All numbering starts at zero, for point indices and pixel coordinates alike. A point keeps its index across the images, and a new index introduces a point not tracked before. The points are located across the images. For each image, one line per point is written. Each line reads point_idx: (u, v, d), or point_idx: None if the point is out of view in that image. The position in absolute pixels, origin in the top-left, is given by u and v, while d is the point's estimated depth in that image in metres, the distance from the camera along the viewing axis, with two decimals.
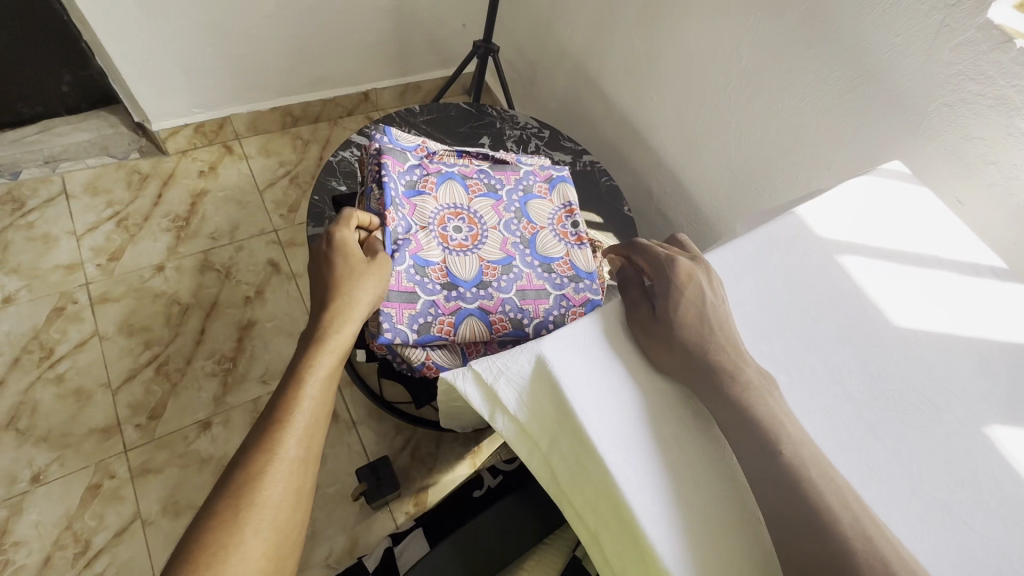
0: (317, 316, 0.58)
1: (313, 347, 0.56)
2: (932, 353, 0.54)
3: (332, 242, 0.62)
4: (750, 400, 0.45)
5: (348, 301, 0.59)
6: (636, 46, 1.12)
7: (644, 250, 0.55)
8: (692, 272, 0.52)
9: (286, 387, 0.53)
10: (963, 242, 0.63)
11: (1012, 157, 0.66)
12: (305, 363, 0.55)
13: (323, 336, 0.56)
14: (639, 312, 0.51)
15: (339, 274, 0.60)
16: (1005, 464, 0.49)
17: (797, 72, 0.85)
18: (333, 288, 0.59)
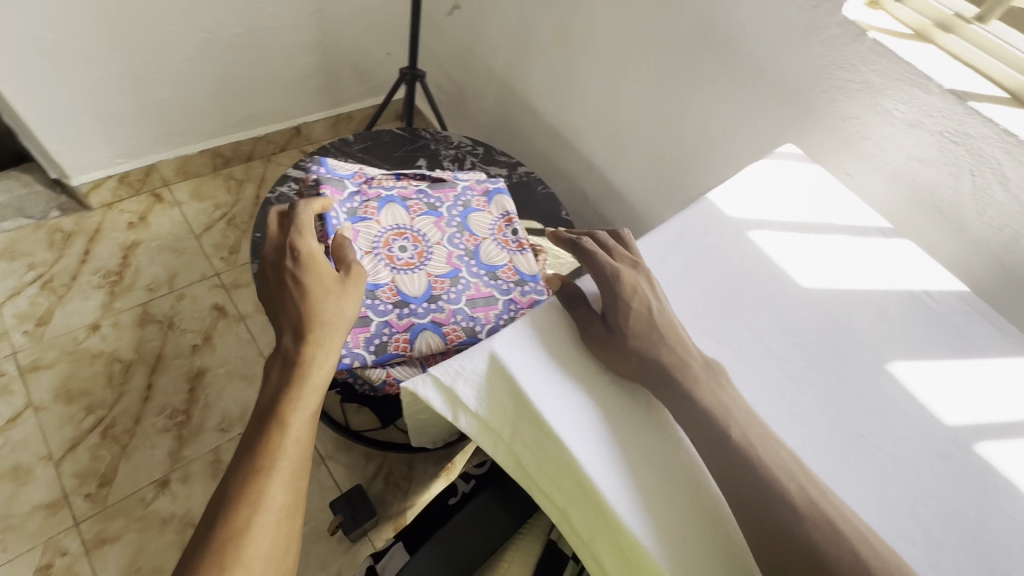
0: (293, 344, 0.57)
1: (294, 385, 0.55)
2: (837, 307, 0.61)
3: (301, 258, 0.61)
4: (698, 391, 0.48)
5: (325, 326, 0.58)
6: (554, 62, 1.20)
7: (588, 261, 0.55)
8: (635, 283, 0.54)
9: (269, 429, 0.52)
10: (854, 210, 0.71)
11: (882, 131, 0.77)
12: (287, 403, 0.54)
13: (302, 370, 0.56)
14: (594, 335, 0.52)
15: (314, 295, 0.60)
16: (906, 393, 0.56)
17: (698, 74, 0.94)
18: (310, 317, 0.58)
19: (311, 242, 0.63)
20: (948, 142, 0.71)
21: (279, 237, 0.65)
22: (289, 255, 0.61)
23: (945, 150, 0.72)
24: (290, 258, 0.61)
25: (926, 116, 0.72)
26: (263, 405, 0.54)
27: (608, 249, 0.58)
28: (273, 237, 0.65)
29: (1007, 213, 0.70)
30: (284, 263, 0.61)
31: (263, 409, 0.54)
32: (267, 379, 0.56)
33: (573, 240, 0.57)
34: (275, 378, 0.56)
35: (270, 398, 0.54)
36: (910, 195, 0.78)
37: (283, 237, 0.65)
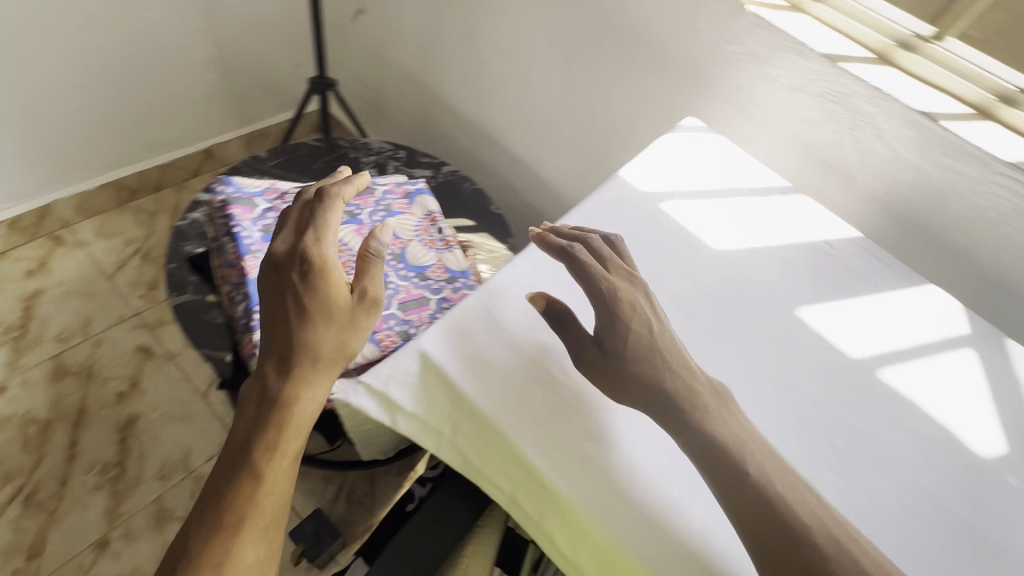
0: (281, 377, 0.52)
1: (272, 430, 0.51)
2: (748, 264, 0.65)
3: (313, 268, 0.55)
4: (708, 422, 0.45)
5: (321, 361, 0.53)
6: (465, 59, 1.20)
7: (583, 272, 0.51)
8: (634, 297, 0.50)
9: (241, 479, 0.49)
10: (754, 173, 0.76)
11: (771, 97, 0.82)
12: (262, 453, 0.50)
13: (286, 409, 0.51)
14: (591, 360, 0.48)
15: (316, 321, 0.53)
16: (815, 335, 0.61)
17: (602, 58, 0.97)
18: (300, 352, 0.53)
19: (327, 253, 0.56)
20: (830, 102, 0.78)
21: (294, 234, 0.59)
22: (299, 264, 0.55)
23: (827, 110, 0.79)
24: (298, 267, 0.55)
25: (807, 80, 0.78)
26: (235, 444, 0.51)
27: (603, 258, 0.53)
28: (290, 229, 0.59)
29: (886, 162, 0.77)
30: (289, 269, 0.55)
31: (235, 450, 0.51)
32: (245, 412, 0.52)
33: (564, 248, 0.52)
34: (251, 414, 0.52)
35: (244, 436, 0.51)
36: (803, 155, 0.84)
37: (296, 234, 0.59)
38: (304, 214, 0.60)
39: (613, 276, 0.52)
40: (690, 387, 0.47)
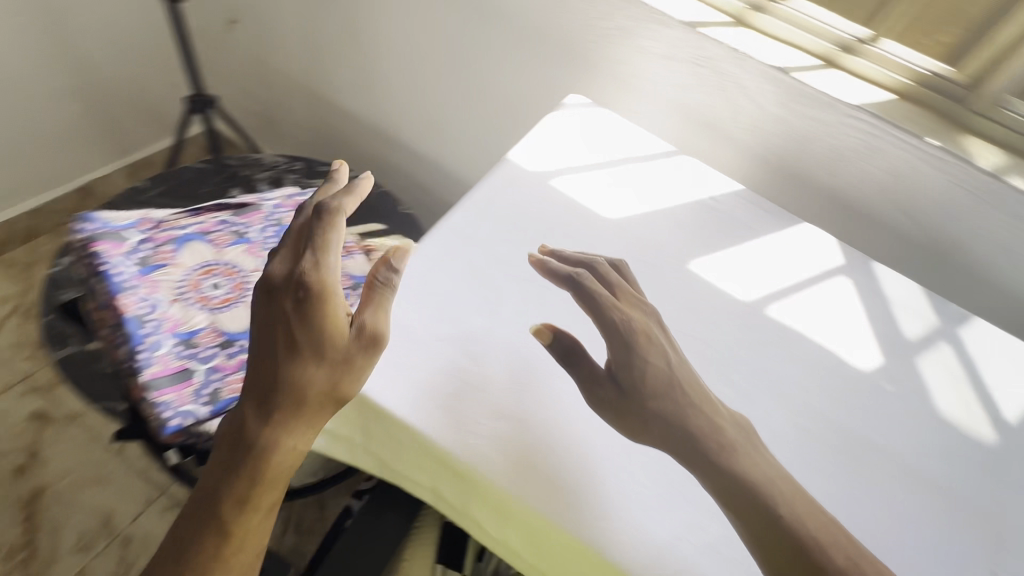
0: (264, 422, 0.45)
1: (246, 480, 0.45)
2: (641, 228, 0.69)
3: (309, 294, 0.45)
4: (738, 460, 0.46)
5: (306, 407, 0.45)
6: (351, 60, 1.17)
7: (593, 301, 0.52)
8: (648, 329, 0.52)
9: (207, 531, 0.45)
10: (641, 140, 0.79)
11: (647, 67, 0.86)
12: (231, 503, 0.45)
13: (267, 459, 0.45)
14: (601, 392, 0.48)
15: (304, 360, 0.45)
16: (708, 285, 0.65)
17: (485, 46, 0.97)
18: (282, 393, 0.45)
19: (327, 279, 0.46)
20: (699, 67, 0.83)
21: (291, 245, 0.49)
22: (293, 288, 0.45)
23: (698, 74, 0.84)
24: (291, 293, 0.46)
25: (675, 48, 0.82)
26: (205, 489, 0.46)
27: (611, 284, 0.55)
28: (290, 237, 0.50)
29: (755, 116, 0.83)
30: (279, 294, 0.46)
31: (205, 500, 0.45)
32: (218, 452, 0.46)
33: (571, 274, 0.54)
34: (225, 457, 0.45)
35: (216, 480, 0.45)
36: (684, 119, 0.89)
37: (293, 246, 0.49)
38: (308, 223, 0.50)
39: (625, 307, 0.53)
40: (707, 417, 0.48)
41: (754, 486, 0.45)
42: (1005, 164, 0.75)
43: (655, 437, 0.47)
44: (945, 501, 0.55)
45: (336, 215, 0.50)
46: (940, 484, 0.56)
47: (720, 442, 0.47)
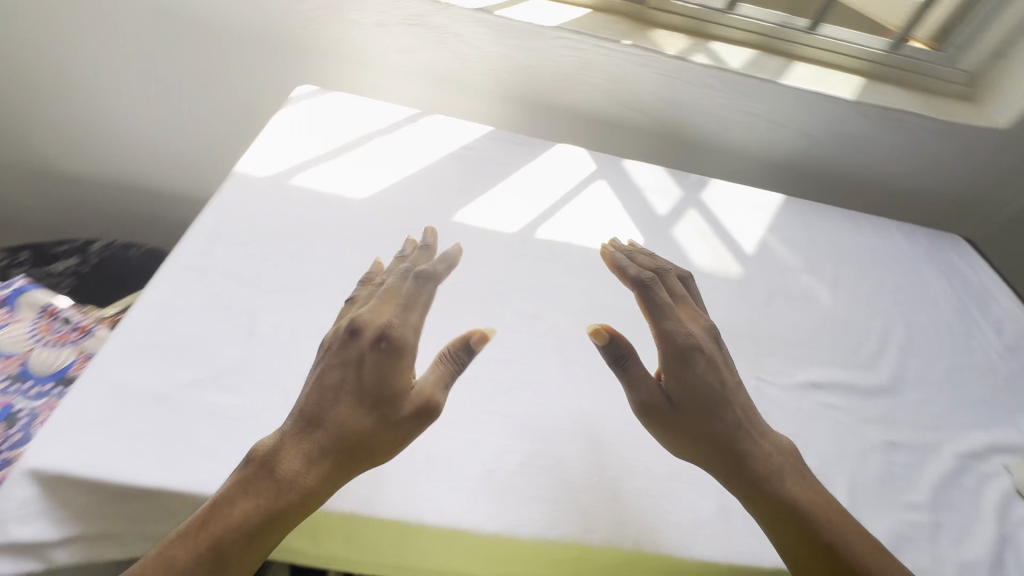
0: (296, 459, 0.40)
1: (260, 505, 0.38)
2: (399, 197, 0.69)
3: (392, 345, 0.43)
4: (786, 478, 0.46)
5: (346, 456, 0.41)
6: (39, 117, 0.97)
7: (650, 301, 0.51)
8: (704, 342, 0.50)
9: (187, 547, 0.37)
10: (378, 115, 0.80)
11: (366, 41, 0.86)
12: (228, 528, 0.37)
13: (282, 500, 0.39)
14: (647, 396, 0.47)
15: (363, 405, 0.41)
16: (476, 228, 0.68)
17: (196, 58, 0.89)
18: (334, 428, 0.41)
19: (403, 337, 0.44)
20: (412, 26, 0.83)
21: (378, 293, 0.48)
22: (374, 335, 0.44)
23: (415, 34, 0.84)
24: (373, 339, 0.43)
25: (384, 14, 0.83)
26: (185, 528, 0.37)
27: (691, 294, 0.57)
28: (375, 288, 0.50)
29: (482, 60, 0.87)
30: (352, 339, 0.44)
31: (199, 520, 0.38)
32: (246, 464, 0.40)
33: (655, 271, 0.55)
34: (231, 486, 0.39)
35: (209, 510, 0.38)
36: (423, 81, 0.90)
37: (379, 295, 0.48)
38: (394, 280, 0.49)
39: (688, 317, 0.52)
40: (756, 439, 0.47)
41: (796, 501, 0.45)
42: (687, 46, 0.87)
43: (692, 448, 0.46)
44: None
45: (428, 279, 0.48)
46: None
47: (762, 464, 0.46)
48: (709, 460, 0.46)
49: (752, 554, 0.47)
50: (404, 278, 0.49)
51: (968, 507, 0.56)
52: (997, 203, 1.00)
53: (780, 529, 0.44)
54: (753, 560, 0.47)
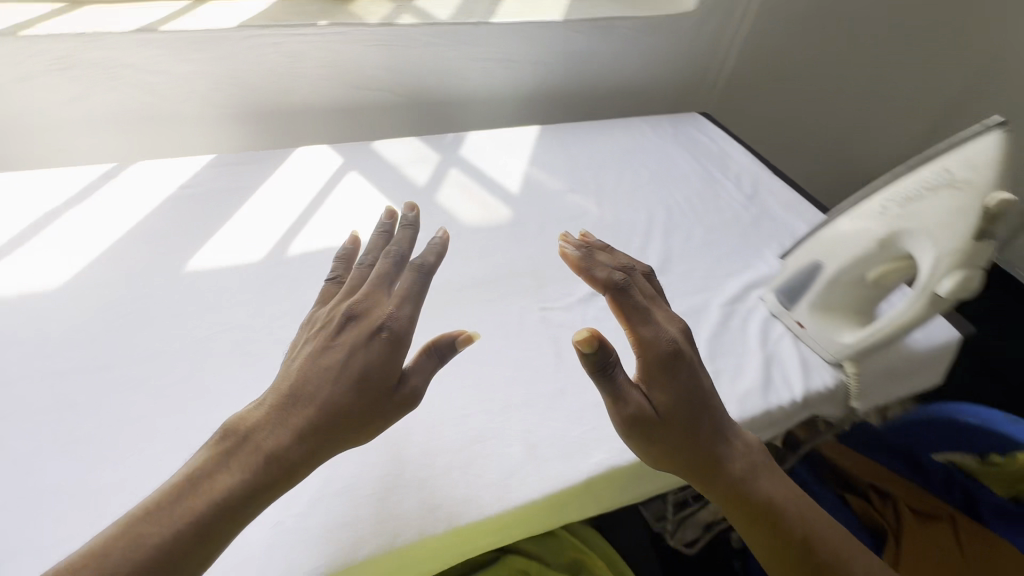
0: (291, 435, 0.38)
1: (244, 473, 0.36)
2: (112, 267, 0.60)
3: (384, 334, 0.43)
4: (760, 475, 0.46)
5: (330, 434, 0.39)
6: None
7: (629, 306, 0.47)
8: (683, 343, 0.47)
9: (160, 507, 0.34)
10: (65, 182, 0.68)
11: (18, 102, 0.71)
12: (206, 493, 0.35)
13: (269, 474, 0.37)
14: (636, 408, 0.43)
15: (352, 386, 0.40)
16: (215, 268, 0.61)
17: None
18: (322, 404, 0.39)
19: (402, 326, 0.43)
20: (67, 71, 0.71)
21: (372, 276, 0.48)
22: (373, 323, 0.43)
23: (75, 78, 0.72)
24: (374, 326, 0.43)
25: (21, 66, 0.69)
26: (161, 497, 0.35)
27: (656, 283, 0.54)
28: (365, 271, 0.50)
29: (174, 85, 0.77)
30: (348, 326, 0.43)
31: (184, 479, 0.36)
32: (229, 435, 0.38)
33: (630, 265, 0.53)
34: (217, 453, 0.37)
35: (188, 478, 0.36)
36: (117, 126, 0.78)
37: (372, 278, 0.48)
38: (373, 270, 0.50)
39: (666, 317, 0.48)
40: (731, 438, 0.47)
41: (772, 498, 0.45)
42: (391, 10, 0.85)
43: (679, 459, 0.44)
44: (492, 287, 0.65)
45: (428, 264, 0.49)
46: (488, 275, 0.66)
47: (736, 465, 0.45)
48: (692, 464, 0.45)
49: (566, 476, 0.49)
50: (398, 267, 0.49)
51: (738, 345, 0.63)
52: (717, 74, 1.14)
53: (752, 522, 0.45)
54: (567, 481, 0.49)
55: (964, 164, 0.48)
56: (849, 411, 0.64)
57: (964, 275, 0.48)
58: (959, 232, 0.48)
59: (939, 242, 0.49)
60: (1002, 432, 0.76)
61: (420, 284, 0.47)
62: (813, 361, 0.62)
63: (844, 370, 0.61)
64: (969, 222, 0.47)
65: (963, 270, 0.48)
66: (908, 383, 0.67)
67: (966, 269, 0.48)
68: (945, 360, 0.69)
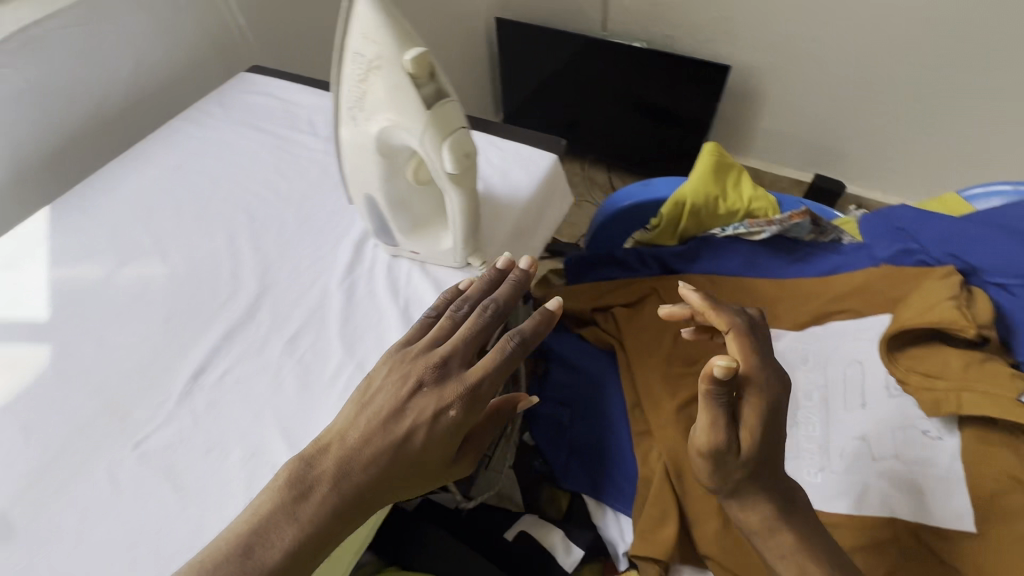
0: (360, 485, 0.42)
1: (313, 523, 0.40)
2: None
3: (465, 405, 0.44)
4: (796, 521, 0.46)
5: (399, 488, 0.43)
6: None
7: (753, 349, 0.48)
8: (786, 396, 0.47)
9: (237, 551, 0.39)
10: None
11: None
12: (278, 541, 0.39)
13: (340, 523, 0.41)
14: (728, 437, 0.44)
15: (430, 451, 0.43)
16: None
17: None
18: (402, 463, 0.43)
19: (477, 400, 0.44)
20: None
21: (459, 336, 0.47)
22: (444, 398, 0.44)
23: None
24: (449, 399, 0.44)
25: None
26: (233, 544, 0.39)
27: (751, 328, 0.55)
28: (459, 318, 0.50)
29: None
30: (428, 389, 0.45)
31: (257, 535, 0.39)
32: (306, 495, 0.41)
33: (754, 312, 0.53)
34: (287, 494, 0.40)
35: (259, 524, 0.40)
36: None
37: (459, 337, 0.47)
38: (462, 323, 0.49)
39: (776, 373, 0.47)
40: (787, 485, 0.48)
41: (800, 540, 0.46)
42: None
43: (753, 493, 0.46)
44: (56, 468, 0.48)
45: (525, 337, 0.47)
46: (47, 455, 0.49)
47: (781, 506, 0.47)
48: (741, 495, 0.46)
49: None
50: (487, 328, 0.48)
51: (374, 316, 0.57)
52: (247, 17, 0.96)
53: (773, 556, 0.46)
54: None
55: (363, 37, 0.40)
56: None
57: (454, 143, 0.43)
58: (413, 109, 0.41)
59: (409, 129, 0.42)
60: (647, 201, 0.88)
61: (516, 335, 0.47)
62: (445, 278, 0.59)
63: (473, 267, 0.59)
64: (410, 94, 0.41)
65: (448, 138, 0.43)
66: (542, 228, 0.68)
67: (451, 136, 0.43)
68: (559, 184, 0.71)
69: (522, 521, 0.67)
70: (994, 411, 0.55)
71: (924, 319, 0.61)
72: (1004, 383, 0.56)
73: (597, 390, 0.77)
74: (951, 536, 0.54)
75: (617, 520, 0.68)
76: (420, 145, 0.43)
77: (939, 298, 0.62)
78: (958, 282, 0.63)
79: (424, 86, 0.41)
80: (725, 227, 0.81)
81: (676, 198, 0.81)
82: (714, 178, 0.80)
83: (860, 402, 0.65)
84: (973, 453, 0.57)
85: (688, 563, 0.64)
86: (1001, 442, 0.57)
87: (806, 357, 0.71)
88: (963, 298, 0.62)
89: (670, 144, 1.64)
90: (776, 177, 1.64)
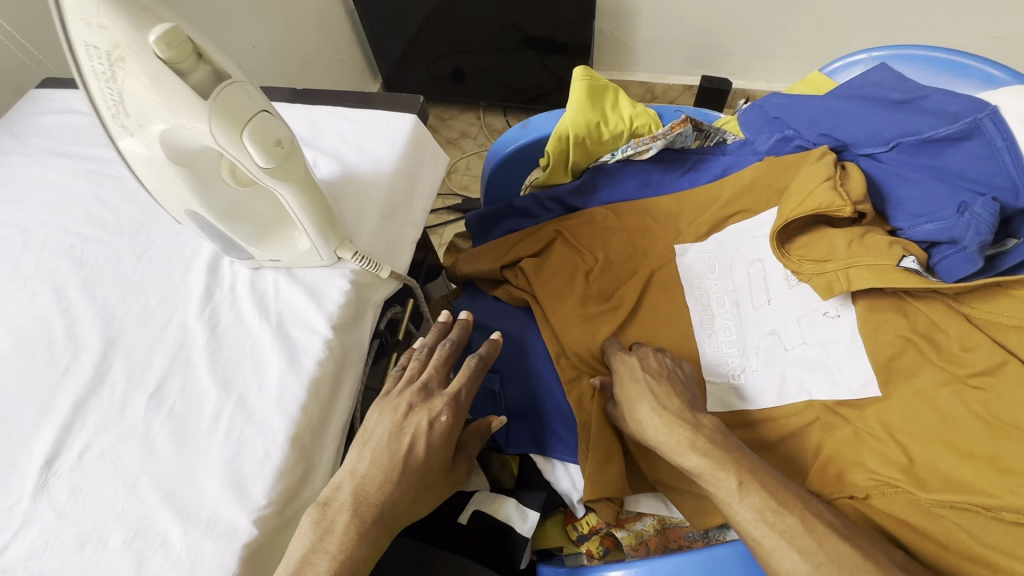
0: (381, 503, 0.46)
1: (358, 537, 0.44)
2: None
3: (455, 413, 0.52)
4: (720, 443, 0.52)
5: (418, 493, 0.49)
6: None
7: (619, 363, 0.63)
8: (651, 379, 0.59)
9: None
10: None
11: None
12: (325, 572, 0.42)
13: (372, 543, 0.45)
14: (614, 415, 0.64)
15: (436, 455, 0.50)
16: None
17: None
18: (416, 470, 0.49)
19: (459, 406, 0.53)
20: None
21: (432, 363, 0.54)
22: (435, 410, 0.51)
23: None
24: (439, 408, 0.51)
25: None
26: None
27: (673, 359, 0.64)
28: (424, 353, 0.56)
29: None
30: (419, 408, 0.51)
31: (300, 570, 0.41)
32: (341, 518, 0.44)
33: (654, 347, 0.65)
34: (315, 530, 0.43)
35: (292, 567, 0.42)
36: None
37: (433, 363, 0.55)
38: (429, 357, 0.56)
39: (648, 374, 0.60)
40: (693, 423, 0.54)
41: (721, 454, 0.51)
42: None
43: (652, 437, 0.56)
44: None
45: (483, 357, 0.56)
46: None
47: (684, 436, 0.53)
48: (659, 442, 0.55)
49: None
50: (452, 355, 0.56)
51: (246, 342, 0.50)
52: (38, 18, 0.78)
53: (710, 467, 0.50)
54: None
55: (89, 25, 0.33)
56: (396, 278, 0.57)
57: (255, 130, 0.37)
58: (188, 101, 0.34)
59: (193, 126, 0.35)
60: (531, 142, 0.83)
61: (478, 356, 0.56)
62: (317, 281, 0.53)
63: (347, 261, 0.53)
64: (178, 85, 0.34)
65: (246, 127, 0.36)
66: (417, 198, 0.63)
67: (250, 124, 0.36)
68: (427, 146, 0.65)
69: (475, 500, 0.63)
70: (879, 282, 0.57)
71: (805, 207, 0.63)
72: (885, 253, 0.59)
73: (523, 348, 0.75)
74: (860, 405, 0.58)
75: (567, 470, 0.67)
76: (214, 142, 0.36)
77: (815, 183, 0.64)
78: (832, 162, 0.65)
79: (192, 72, 0.34)
80: (615, 151, 0.77)
81: (559, 133, 0.76)
82: (591, 105, 0.75)
83: (766, 299, 0.67)
84: (870, 323, 0.59)
85: (642, 492, 0.65)
86: (891, 307, 0.60)
87: (712, 265, 0.72)
88: (837, 177, 0.64)
89: (557, 74, 1.58)
90: (667, 87, 1.64)
